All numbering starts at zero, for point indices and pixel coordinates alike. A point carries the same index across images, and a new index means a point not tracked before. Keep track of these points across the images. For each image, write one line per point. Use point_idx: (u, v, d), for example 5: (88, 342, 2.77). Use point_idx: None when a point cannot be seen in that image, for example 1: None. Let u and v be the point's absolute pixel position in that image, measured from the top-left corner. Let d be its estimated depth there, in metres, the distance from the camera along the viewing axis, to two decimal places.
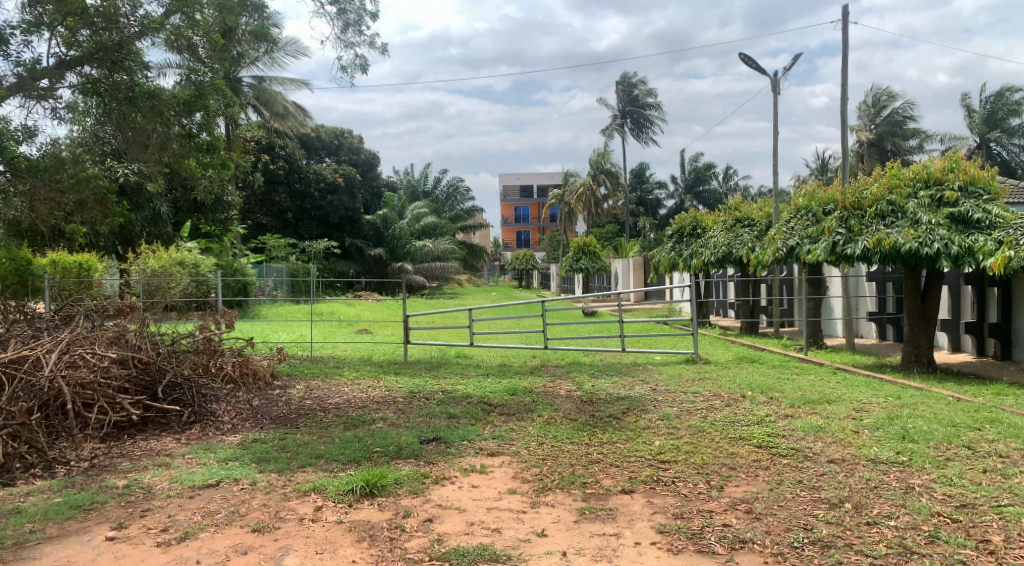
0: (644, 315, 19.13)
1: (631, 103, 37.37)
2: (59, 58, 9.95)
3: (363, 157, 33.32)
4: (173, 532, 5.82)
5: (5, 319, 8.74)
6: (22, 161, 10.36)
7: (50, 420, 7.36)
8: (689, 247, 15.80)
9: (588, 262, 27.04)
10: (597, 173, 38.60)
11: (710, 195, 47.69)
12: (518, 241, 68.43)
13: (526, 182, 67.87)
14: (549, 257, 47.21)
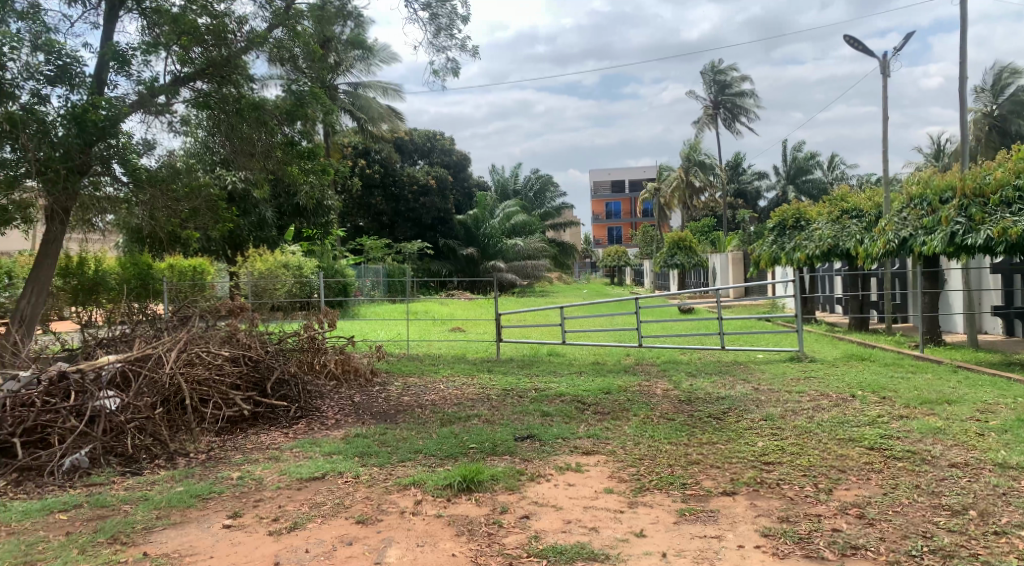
0: (746, 312, 18.71)
1: (726, 94, 36.47)
2: (175, 75, 10.53)
3: (454, 158, 33.74)
4: (284, 522, 6.03)
5: (130, 321, 9.30)
6: (143, 173, 10.55)
7: (172, 414, 7.72)
8: (792, 240, 15.28)
9: (684, 258, 27.01)
10: (689, 165, 37.73)
11: (814, 187, 46.25)
12: (611, 238, 67.96)
13: (618, 177, 67.70)
14: (644, 252, 46.62)
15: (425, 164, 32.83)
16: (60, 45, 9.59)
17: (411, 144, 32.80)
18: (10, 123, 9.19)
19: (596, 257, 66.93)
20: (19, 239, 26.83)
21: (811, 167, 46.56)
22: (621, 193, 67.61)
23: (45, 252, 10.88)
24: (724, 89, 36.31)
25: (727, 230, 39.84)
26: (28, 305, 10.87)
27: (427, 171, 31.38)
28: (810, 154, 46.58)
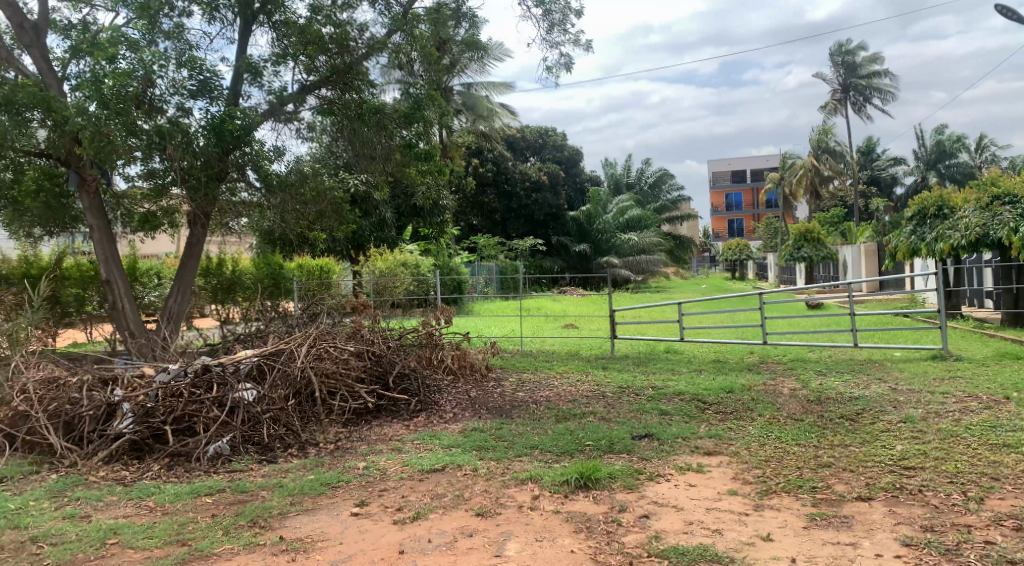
0: (882, 307, 17.75)
1: (855, 75, 34.76)
2: (301, 83, 11.17)
3: (566, 154, 33.67)
4: (407, 512, 6.17)
5: (264, 317, 9.81)
6: (275, 178, 10.94)
7: (303, 406, 8.04)
8: (934, 230, 14.37)
9: (812, 251, 26.29)
10: (819, 153, 36.27)
11: (961, 173, 43.51)
12: (730, 231, 66.15)
13: (738, 168, 65.83)
14: (766, 245, 45.11)
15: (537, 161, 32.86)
16: (201, 60, 10.14)
17: (523, 141, 32.89)
18: (159, 135, 9.70)
19: (714, 251, 65.35)
20: (168, 240, 28.76)
21: (957, 150, 44.02)
22: (743, 184, 65.66)
23: (189, 254, 11.57)
24: (854, 70, 34.63)
25: (857, 221, 38.06)
26: (175, 304, 11.59)
27: (539, 168, 31.24)
28: (956, 137, 44.06)
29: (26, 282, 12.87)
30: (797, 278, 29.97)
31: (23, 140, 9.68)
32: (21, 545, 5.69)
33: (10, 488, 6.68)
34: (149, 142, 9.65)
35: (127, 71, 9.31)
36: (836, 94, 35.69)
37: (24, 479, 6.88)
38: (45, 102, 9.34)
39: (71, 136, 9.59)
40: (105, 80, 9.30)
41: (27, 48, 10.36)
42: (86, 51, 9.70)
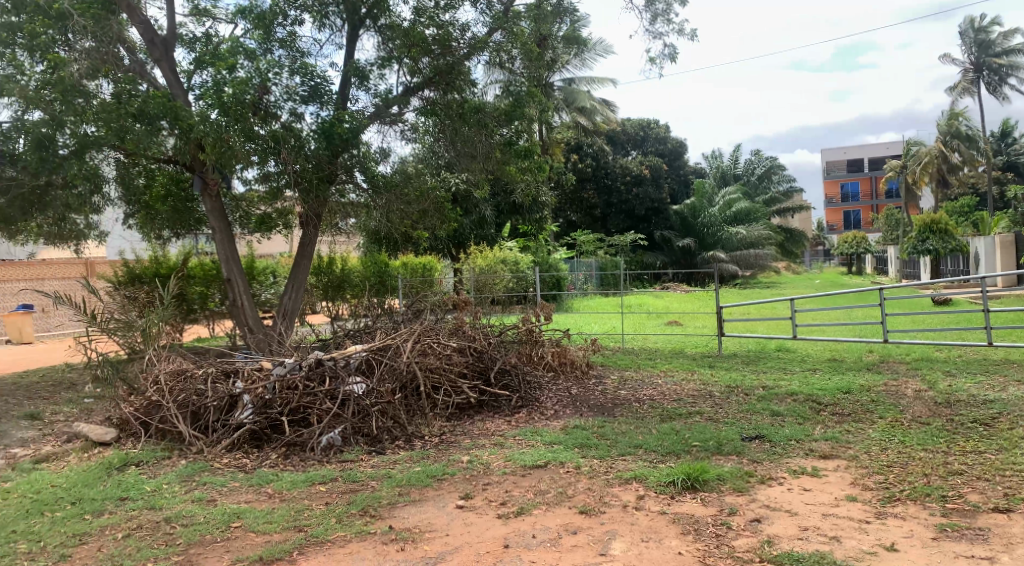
0: (1019, 303, 16.62)
1: (990, 54, 32.80)
2: (405, 86, 11.45)
3: (669, 146, 33.05)
4: (511, 507, 6.17)
5: (371, 314, 10.04)
6: (382, 179, 11.22)
7: (409, 400, 8.18)
8: None
9: (939, 243, 25.00)
10: (947, 139, 34.34)
11: None
12: (846, 223, 63.41)
13: (855, 157, 62.95)
14: (886, 239, 42.99)
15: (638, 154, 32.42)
16: (313, 67, 10.47)
17: (624, 135, 32.52)
18: (274, 140, 10.08)
19: (827, 244, 62.82)
20: (281, 240, 30.02)
21: None
22: (860, 173, 62.63)
23: (302, 254, 11.96)
24: (987, 48, 32.69)
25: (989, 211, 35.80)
26: (289, 300, 12.00)
27: (641, 162, 30.87)
28: None
29: (156, 280, 13.57)
30: (920, 272, 28.44)
31: (154, 149, 10.22)
32: (157, 524, 5.97)
33: (144, 471, 7.04)
34: (265, 146, 10.01)
35: (245, 79, 9.70)
36: (969, 74, 33.66)
37: (158, 463, 7.25)
38: (172, 111, 9.79)
39: (195, 142, 10.05)
40: (226, 89, 9.71)
41: (157, 62, 10.94)
42: (208, 62, 10.17)
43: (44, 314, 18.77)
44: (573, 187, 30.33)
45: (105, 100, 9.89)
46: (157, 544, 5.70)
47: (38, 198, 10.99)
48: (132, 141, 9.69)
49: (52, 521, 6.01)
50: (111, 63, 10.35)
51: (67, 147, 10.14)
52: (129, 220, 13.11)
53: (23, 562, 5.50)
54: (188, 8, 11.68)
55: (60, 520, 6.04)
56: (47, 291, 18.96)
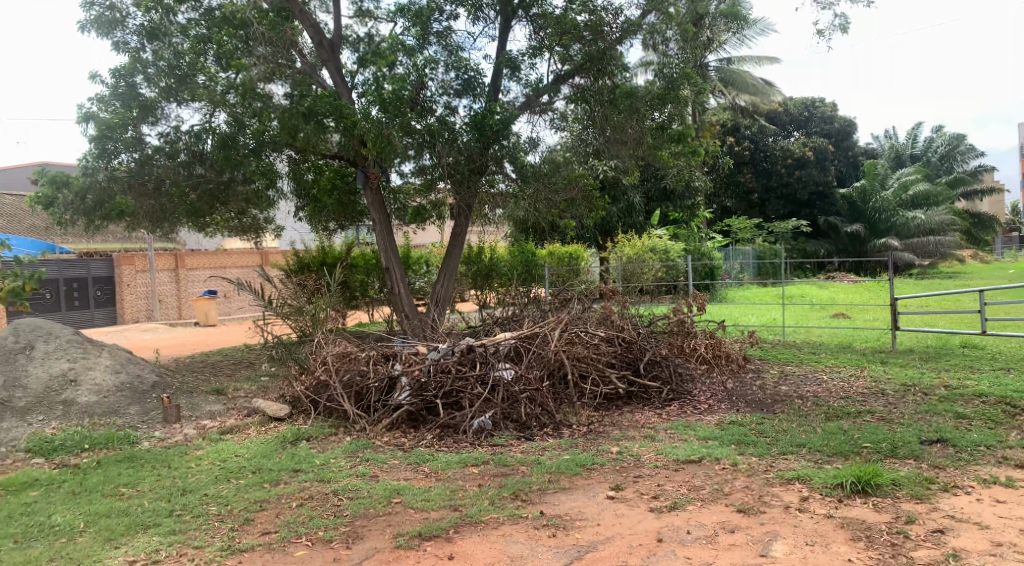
0: None
1: None
2: (555, 73, 11.26)
3: (837, 126, 30.97)
4: (664, 501, 5.93)
5: (520, 302, 10.01)
6: (529, 168, 11.02)
7: (556, 388, 8.07)
8: None
9: None
10: None
11: None
12: None
13: None
14: None
15: (801, 135, 30.67)
16: (467, 60, 10.57)
17: (786, 115, 31.00)
18: (429, 134, 10.27)
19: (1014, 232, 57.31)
20: (434, 230, 30.93)
21: None
22: None
23: (454, 243, 12.10)
24: None
25: None
26: (441, 288, 12.22)
27: (804, 143, 29.20)
28: None
29: (322, 268, 14.18)
30: None
31: (321, 145, 10.65)
32: (326, 496, 6.17)
33: (314, 446, 7.32)
34: (422, 140, 10.30)
35: (403, 77, 9.91)
36: None
37: (326, 439, 7.54)
38: (338, 109, 10.15)
39: (358, 139, 10.36)
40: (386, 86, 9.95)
41: (325, 63, 11.36)
42: (369, 61, 10.47)
43: (225, 299, 20.18)
44: (728, 171, 29.50)
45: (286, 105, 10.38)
46: (326, 514, 5.87)
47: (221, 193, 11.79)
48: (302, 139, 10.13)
49: (236, 487, 6.32)
50: (286, 67, 10.78)
51: (248, 147, 10.68)
52: (299, 214, 13.82)
53: (214, 522, 5.77)
54: (352, 11, 12.07)
55: (242, 487, 6.34)
56: (229, 279, 20.61)
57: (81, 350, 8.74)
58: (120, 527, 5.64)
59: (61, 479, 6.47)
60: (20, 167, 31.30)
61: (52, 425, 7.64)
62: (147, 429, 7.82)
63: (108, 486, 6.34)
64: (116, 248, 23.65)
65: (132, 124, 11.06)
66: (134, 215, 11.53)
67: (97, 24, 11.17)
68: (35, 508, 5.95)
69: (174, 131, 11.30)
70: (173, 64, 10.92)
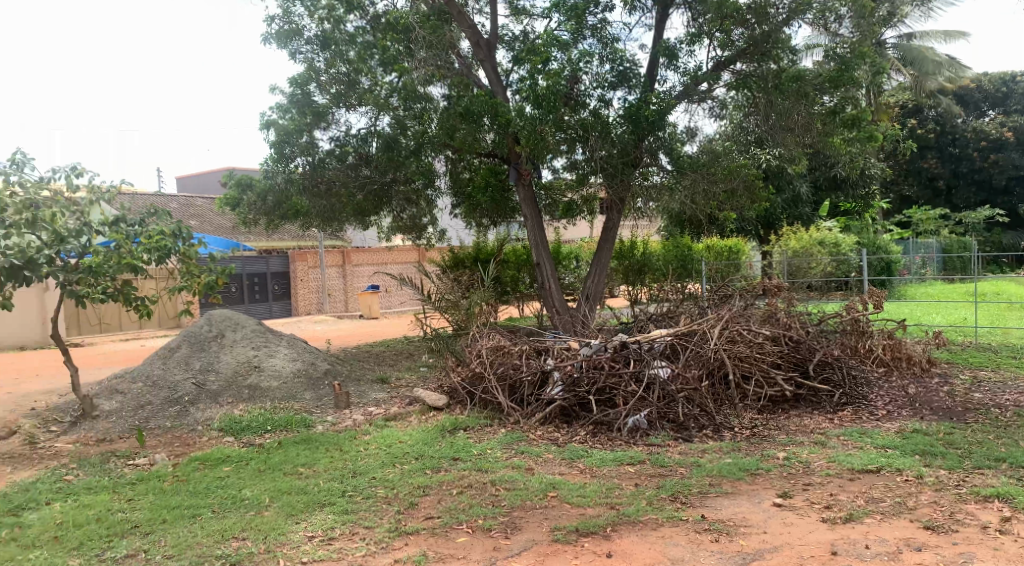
0: None
1: None
2: (714, 61, 10.73)
3: None
4: (838, 511, 5.40)
5: (678, 297, 9.57)
6: (686, 160, 10.45)
7: (716, 388, 7.59)
8: None
9: None
10: None
11: None
12: None
13: None
14: None
15: (997, 114, 28.00)
16: (623, 51, 10.26)
17: (978, 92, 28.37)
18: (583, 128, 10.04)
19: None
20: (588, 226, 30.79)
21: None
22: None
23: (605, 238, 11.75)
24: None
25: None
26: (592, 284, 11.90)
27: (999, 124, 26.62)
28: None
29: (476, 264, 14.25)
30: None
31: (478, 146, 10.63)
32: (483, 485, 6.06)
33: (471, 436, 7.27)
34: (575, 135, 10.08)
35: (558, 71, 9.65)
36: None
37: (483, 429, 7.47)
38: (494, 109, 10.13)
39: (512, 137, 10.24)
40: (540, 81, 9.79)
41: (482, 63, 11.35)
42: (524, 58, 10.33)
43: (387, 294, 20.85)
44: (909, 156, 27.35)
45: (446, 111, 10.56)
46: (484, 503, 5.76)
47: (383, 192, 12.36)
48: (460, 139, 10.28)
49: (401, 472, 6.33)
50: (444, 69, 10.89)
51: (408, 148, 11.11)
52: (456, 212, 13.98)
53: (381, 504, 5.76)
54: (508, 9, 12.05)
55: (406, 472, 6.33)
56: (391, 275, 21.32)
57: (263, 340, 9.18)
58: (300, 503, 5.71)
59: (249, 457, 6.70)
60: (210, 172, 33.83)
61: (241, 406, 7.99)
62: (321, 414, 8.05)
63: (289, 465, 6.50)
64: (291, 246, 25.06)
65: (307, 129, 11.52)
66: (309, 215, 12.04)
67: (277, 38, 11.65)
68: (228, 481, 6.13)
69: (345, 135, 11.78)
70: (344, 73, 11.27)
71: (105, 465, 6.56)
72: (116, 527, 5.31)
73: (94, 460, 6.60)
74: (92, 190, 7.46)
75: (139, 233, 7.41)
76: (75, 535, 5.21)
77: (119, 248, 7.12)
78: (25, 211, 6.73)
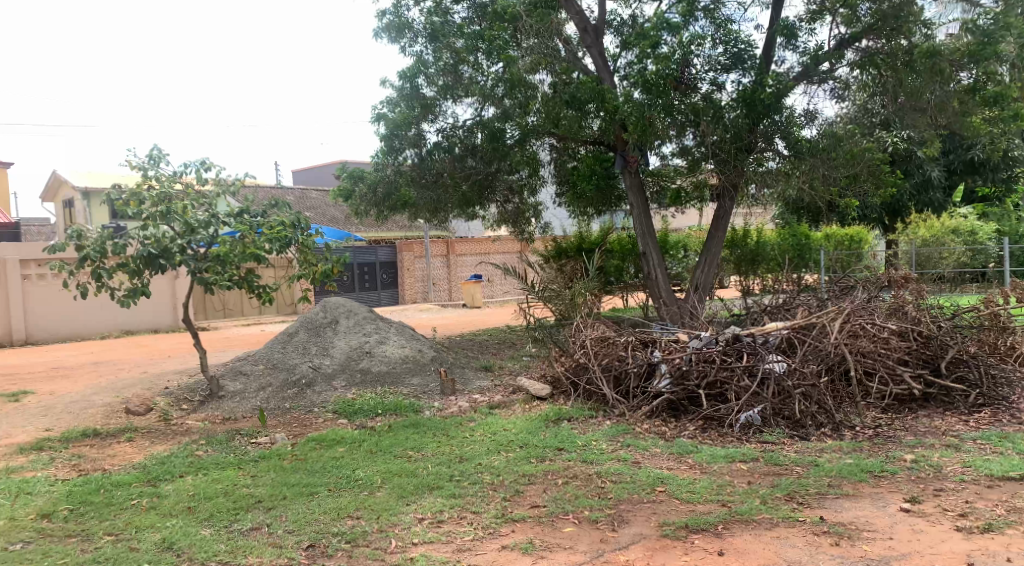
0: None
1: None
2: (838, 38, 10.20)
3: None
4: (975, 520, 5.00)
5: (795, 288, 9.13)
6: (804, 143, 9.79)
7: (836, 385, 7.18)
8: None
9: None
10: None
11: None
12: None
13: None
14: None
15: None
16: (737, 32, 9.85)
17: None
18: (694, 112, 9.66)
19: None
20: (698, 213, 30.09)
21: None
22: None
23: (715, 227, 11.36)
24: None
25: None
26: (701, 274, 11.58)
27: None
28: None
29: (580, 254, 14.07)
30: None
31: (583, 133, 10.51)
32: (590, 477, 5.93)
33: (576, 427, 7.14)
34: (686, 119, 9.72)
35: (668, 54, 9.36)
36: None
37: (588, 421, 7.33)
38: (601, 95, 9.98)
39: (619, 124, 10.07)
40: (649, 66, 9.58)
41: (588, 49, 11.20)
42: (633, 43, 10.11)
43: (490, 283, 20.98)
44: None
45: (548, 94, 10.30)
46: (590, 495, 5.63)
47: (488, 182, 12.36)
48: (565, 126, 10.07)
49: (506, 460, 6.28)
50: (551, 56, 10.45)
51: (514, 137, 11.22)
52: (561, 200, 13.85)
53: (488, 491, 5.72)
54: None
55: (511, 460, 6.28)
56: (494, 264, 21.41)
57: (373, 326, 9.35)
58: (411, 486, 5.73)
59: (362, 439, 6.79)
60: (324, 164, 34.91)
61: (353, 391, 8.15)
62: (429, 400, 8.10)
63: (399, 448, 6.55)
64: (398, 236, 25.55)
65: (415, 122, 11.72)
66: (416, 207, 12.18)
67: (387, 31, 11.74)
68: (342, 462, 6.23)
69: (451, 126, 11.83)
70: (451, 64, 11.27)
71: (232, 442, 6.78)
72: (241, 501, 5.46)
73: (222, 438, 6.84)
74: (218, 185, 7.63)
75: (262, 224, 7.45)
76: (206, 507, 5.37)
77: (243, 238, 7.26)
78: (160, 204, 7.16)
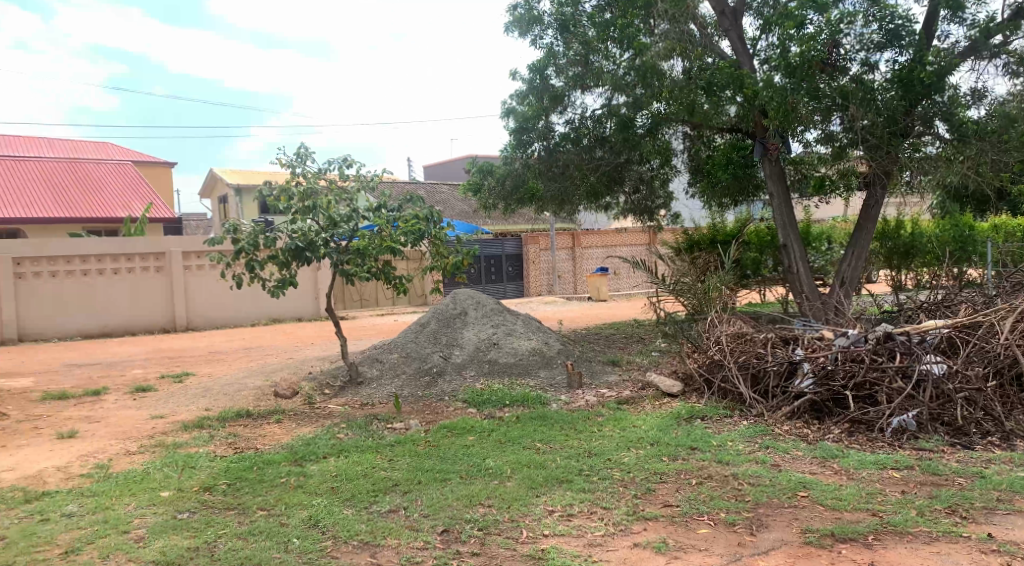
0: None
1: None
2: (1011, 8, 9.37)
3: None
4: None
5: (956, 285, 8.46)
6: (970, 126, 9.06)
7: (1006, 390, 6.60)
8: None
9: None
10: None
11: None
12: None
13: None
14: None
15: None
16: (893, 7, 9.13)
17: None
18: (842, 95, 9.10)
19: None
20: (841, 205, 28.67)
21: None
22: None
23: (865, 217, 10.67)
24: None
25: None
26: (848, 268, 10.93)
27: None
28: None
29: (714, 247, 13.62)
30: None
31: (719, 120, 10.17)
32: (726, 478, 5.65)
33: (710, 426, 6.85)
34: (831, 103, 9.13)
35: (813, 35, 8.89)
36: None
37: (722, 421, 7.01)
38: (738, 80, 9.70)
39: (758, 111, 9.75)
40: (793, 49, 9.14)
41: (726, 33, 10.75)
42: (774, 24, 9.64)
43: (617, 277, 20.73)
44: None
45: (681, 79, 10.05)
46: (727, 497, 5.36)
47: (618, 173, 12.16)
48: (701, 114, 9.79)
49: (637, 456, 6.08)
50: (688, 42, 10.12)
51: (643, 125, 10.80)
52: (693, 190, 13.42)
53: (618, 487, 5.55)
54: None
55: (642, 457, 6.08)
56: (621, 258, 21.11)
57: (500, 318, 9.35)
58: (540, 477, 5.64)
59: (491, 429, 6.77)
60: (456, 160, 35.54)
61: (481, 381, 8.17)
62: (555, 393, 7.98)
63: (528, 439, 6.48)
64: (525, 229, 25.64)
65: (544, 114, 11.59)
66: (543, 199, 12.16)
67: (518, 25, 11.77)
68: (472, 450, 6.21)
69: (579, 118, 11.57)
70: (581, 55, 10.96)
71: (370, 426, 6.91)
72: (379, 483, 5.53)
73: (361, 422, 6.98)
74: (359, 181, 7.76)
75: (398, 218, 7.58)
76: (348, 487, 5.47)
77: (380, 232, 7.47)
78: (307, 200, 7.45)
